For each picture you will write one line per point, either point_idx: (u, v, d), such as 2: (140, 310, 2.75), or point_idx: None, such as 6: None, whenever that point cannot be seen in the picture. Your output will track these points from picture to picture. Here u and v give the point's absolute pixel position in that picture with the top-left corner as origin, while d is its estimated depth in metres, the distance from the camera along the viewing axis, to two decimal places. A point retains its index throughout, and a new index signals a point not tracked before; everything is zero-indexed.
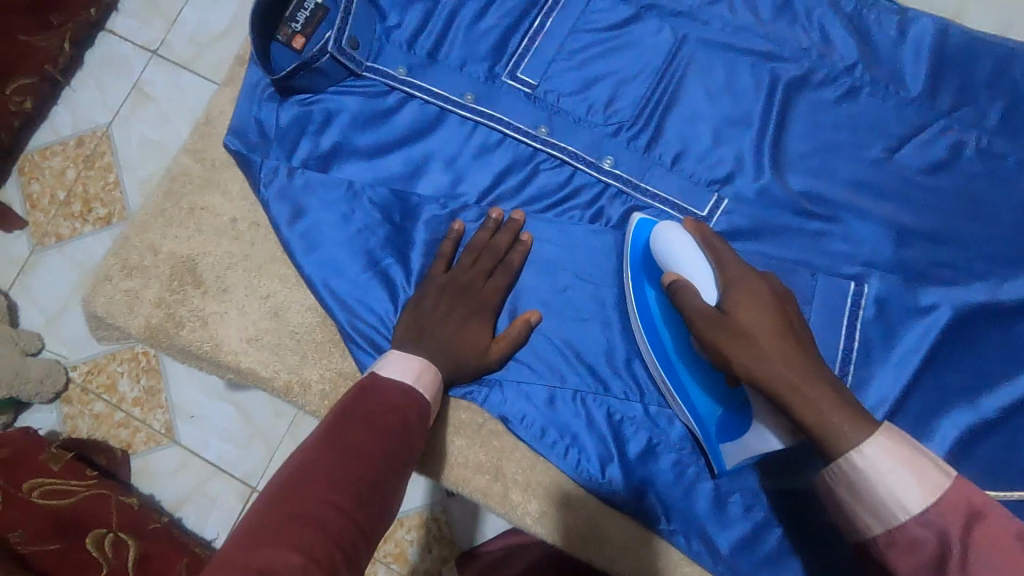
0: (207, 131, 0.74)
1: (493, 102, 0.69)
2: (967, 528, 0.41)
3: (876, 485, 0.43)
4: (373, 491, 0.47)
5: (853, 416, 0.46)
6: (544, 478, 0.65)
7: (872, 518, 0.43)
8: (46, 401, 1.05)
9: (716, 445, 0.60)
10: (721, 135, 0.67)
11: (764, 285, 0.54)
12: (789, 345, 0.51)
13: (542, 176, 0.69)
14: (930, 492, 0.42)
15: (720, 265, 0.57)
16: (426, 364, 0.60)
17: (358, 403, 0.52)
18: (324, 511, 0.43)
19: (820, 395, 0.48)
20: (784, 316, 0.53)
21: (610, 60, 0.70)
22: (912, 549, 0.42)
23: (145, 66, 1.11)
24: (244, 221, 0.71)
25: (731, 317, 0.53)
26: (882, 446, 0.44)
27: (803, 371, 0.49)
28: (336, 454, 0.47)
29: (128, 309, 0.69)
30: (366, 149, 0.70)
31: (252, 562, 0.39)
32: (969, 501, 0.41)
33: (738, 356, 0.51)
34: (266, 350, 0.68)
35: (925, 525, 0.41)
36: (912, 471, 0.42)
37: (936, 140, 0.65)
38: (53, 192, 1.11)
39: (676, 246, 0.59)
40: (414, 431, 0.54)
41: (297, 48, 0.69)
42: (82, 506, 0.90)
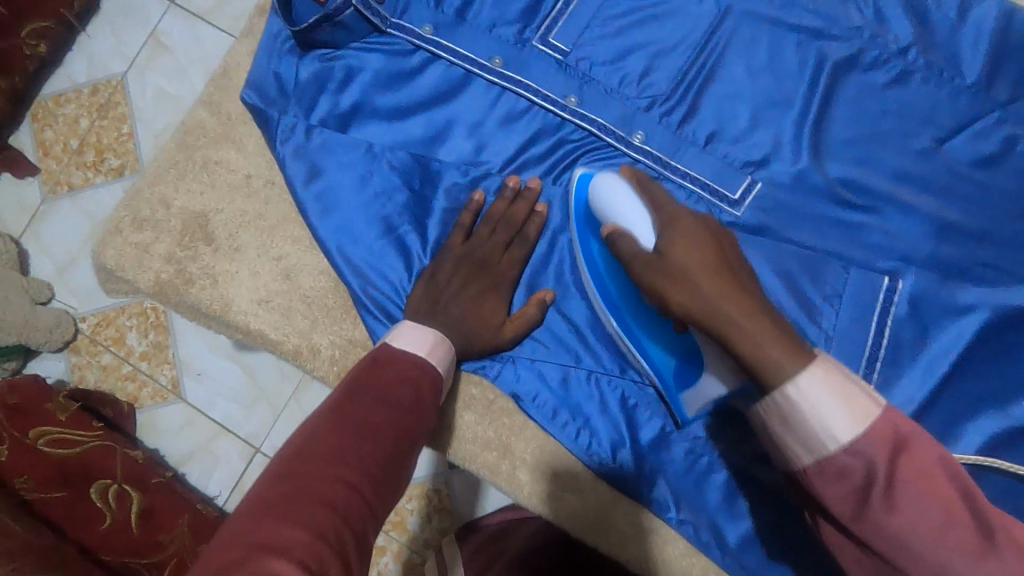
0: (223, 83, 0.71)
1: (522, 66, 0.65)
2: (892, 455, 0.39)
3: (809, 417, 0.40)
4: (384, 469, 0.45)
5: (791, 350, 0.42)
6: (553, 460, 0.64)
7: (802, 449, 0.41)
8: (54, 350, 1.05)
9: (675, 395, 0.59)
10: (760, 115, 0.64)
11: (700, 224, 0.51)
12: (726, 281, 0.47)
13: (568, 148, 0.66)
14: (861, 421, 0.40)
15: (656, 205, 0.53)
16: (440, 337, 0.58)
17: (369, 378, 0.51)
18: (333, 489, 0.42)
19: (756, 329, 0.44)
20: (721, 251, 0.49)
21: (648, 29, 0.66)
22: (840, 480, 0.40)
23: (163, 16, 1.09)
24: (259, 178, 0.68)
25: (668, 259, 0.50)
26: (817, 378, 0.41)
27: (742, 307, 0.45)
28: (347, 428, 0.46)
29: (138, 263, 0.67)
30: (388, 110, 0.67)
31: (260, 537, 0.38)
32: (896, 427, 0.40)
33: (675, 299, 0.48)
34: (276, 313, 0.66)
35: (855, 454, 0.39)
36: (845, 402, 0.40)
37: (987, 133, 0.61)
38: (66, 139, 1.09)
39: (613, 192, 0.57)
40: (426, 409, 0.52)
41: (320, 1, 0.64)
42: (88, 458, 0.90)
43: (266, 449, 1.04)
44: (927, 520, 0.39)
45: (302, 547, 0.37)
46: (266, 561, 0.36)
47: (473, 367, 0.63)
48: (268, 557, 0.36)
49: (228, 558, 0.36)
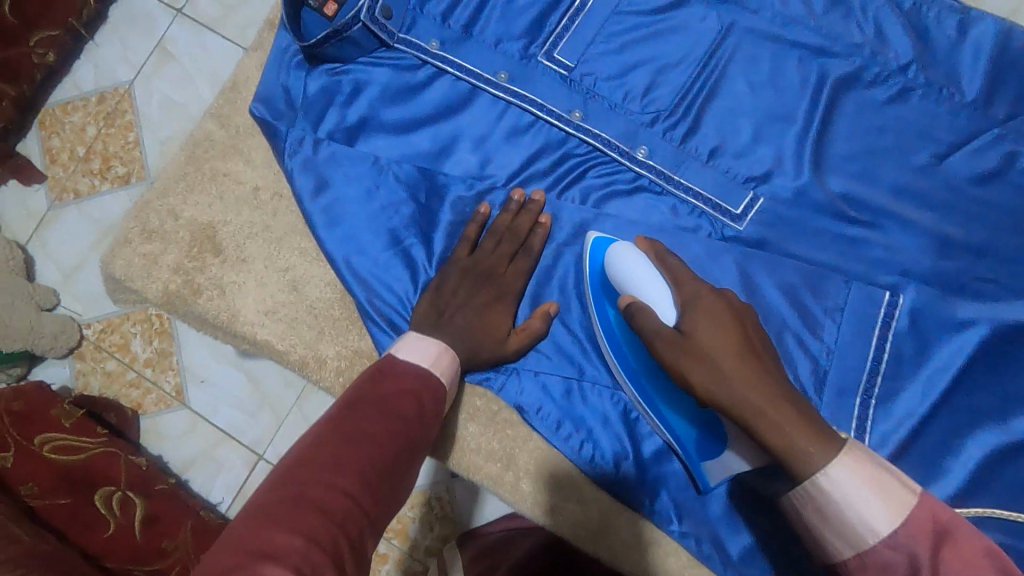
0: (232, 96, 0.72)
1: (527, 82, 0.66)
2: (935, 547, 0.41)
3: (845, 508, 0.42)
4: (382, 478, 0.46)
5: (816, 435, 0.45)
6: (557, 471, 0.64)
7: (841, 542, 0.43)
8: (59, 356, 1.06)
9: (697, 462, 0.59)
10: (762, 130, 0.65)
11: (725, 304, 0.52)
12: (751, 367, 0.49)
13: (573, 162, 0.67)
14: (898, 513, 0.41)
15: (677, 282, 0.55)
16: (444, 349, 0.58)
17: (370, 388, 0.51)
18: (330, 495, 0.42)
19: (780, 416, 0.46)
20: (744, 334, 0.51)
21: (652, 45, 0.67)
22: (883, 571, 0.42)
23: (170, 25, 1.11)
24: (266, 190, 0.69)
25: (693, 339, 0.51)
26: (848, 467, 0.43)
27: (768, 397, 0.47)
28: (346, 436, 0.46)
29: (146, 273, 0.68)
30: (394, 124, 0.68)
31: (255, 542, 0.38)
32: (936, 518, 0.41)
33: (698, 381, 0.49)
34: (282, 324, 0.67)
35: (895, 547, 0.41)
36: (879, 492, 0.42)
37: (986, 150, 0.62)
38: (73, 147, 1.11)
39: (633, 266, 0.58)
40: (427, 420, 0.52)
41: (329, 16, 0.67)
42: (91, 466, 0.91)
43: (269, 456, 1.05)
44: None
45: (295, 553, 0.38)
46: (258, 568, 0.36)
47: (477, 378, 0.64)
48: (261, 561, 0.37)
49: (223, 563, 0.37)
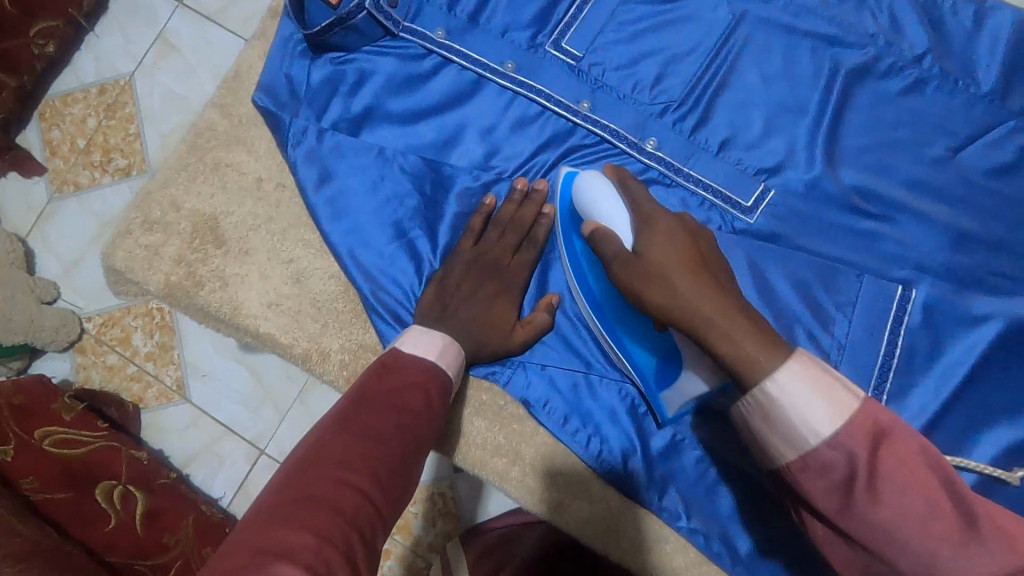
0: (235, 86, 0.71)
1: (534, 71, 0.65)
2: (874, 448, 0.40)
3: (790, 413, 0.41)
4: (393, 473, 0.45)
5: (767, 345, 0.43)
6: (563, 466, 0.63)
7: (785, 445, 0.41)
8: (59, 350, 1.05)
9: (656, 394, 0.59)
10: (774, 122, 0.64)
11: (678, 225, 0.52)
12: (702, 279, 0.48)
13: (580, 154, 0.66)
14: (839, 414, 0.40)
15: (637, 204, 0.53)
16: (450, 341, 0.57)
17: (376, 382, 0.50)
18: (342, 493, 0.42)
19: (730, 325, 0.45)
20: (697, 252, 0.50)
21: (661, 35, 0.66)
22: (821, 473, 0.41)
23: (172, 16, 1.11)
24: (270, 181, 0.68)
25: (646, 259, 0.50)
26: (795, 371, 0.41)
27: (718, 305, 0.46)
28: (355, 432, 0.46)
29: (148, 265, 0.67)
30: (400, 113, 0.67)
31: (267, 543, 0.38)
32: (877, 420, 0.41)
33: (653, 299, 0.48)
34: (285, 317, 0.66)
35: (836, 447, 0.40)
36: (823, 395, 0.41)
37: (1003, 142, 0.61)
38: (73, 139, 1.10)
39: (597, 192, 0.56)
40: (436, 413, 0.51)
41: (333, 4, 0.62)
42: (92, 460, 0.91)
43: (271, 451, 1.05)
44: (910, 510, 0.39)
45: (309, 552, 0.37)
46: (273, 568, 0.36)
47: (483, 372, 0.63)
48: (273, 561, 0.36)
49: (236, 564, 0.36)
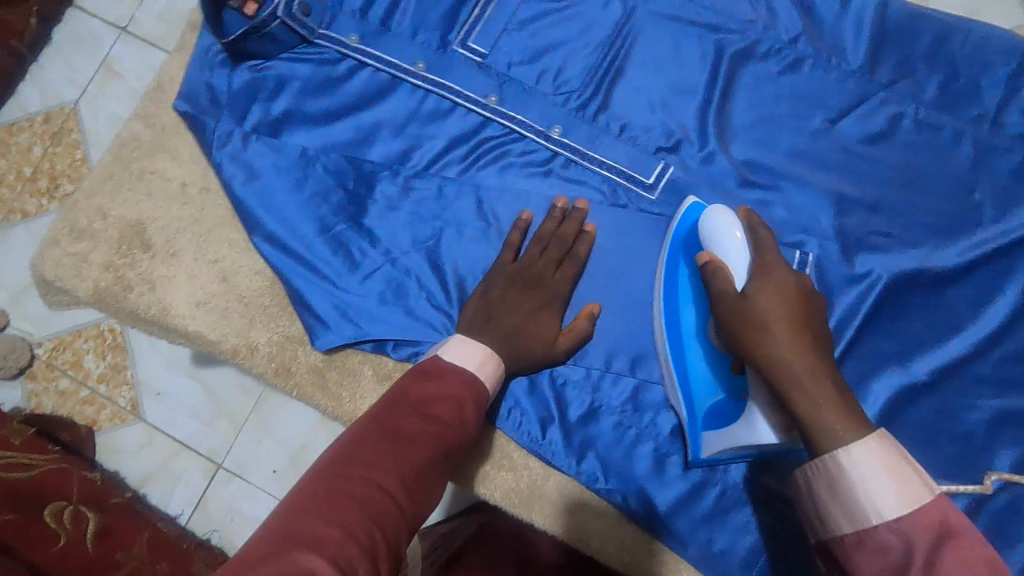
0: (158, 98, 0.73)
1: (444, 71, 0.70)
2: (938, 543, 0.39)
3: (854, 487, 0.41)
4: (418, 479, 0.47)
5: (850, 417, 0.44)
6: (487, 439, 0.65)
7: (844, 518, 0.42)
8: (9, 377, 1.14)
9: (699, 433, 0.60)
10: (668, 105, 0.68)
11: (795, 280, 0.52)
12: (805, 340, 0.49)
13: (494, 144, 0.69)
14: (909, 501, 0.40)
15: (758, 255, 0.55)
16: (490, 352, 0.58)
17: (412, 391, 0.52)
18: (372, 491, 0.44)
19: (821, 388, 0.46)
20: (808, 313, 0.51)
21: (560, 30, 0.70)
22: (876, 555, 0.40)
23: (114, 42, 1.19)
24: (194, 185, 0.70)
25: (753, 305, 0.51)
26: (868, 448, 0.42)
27: (811, 368, 0.47)
28: (388, 436, 0.48)
29: (77, 273, 0.69)
30: (318, 115, 0.70)
31: (294, 531, 0.39)
32: (947, 519, 0.40)
33: (745, 342, 0.51)
34: (214, 314, 0.68)
35: (895, 531, 0.40)
36: (898, 481, 0.41)
37: (874, 113, 0.66)
38: (19, 168, 1.19)
39: (723, 229, 0.58)
40: (468, 426, 0.53)
41: (249, 15, 0.67)
42: (43, 482, 0.98)
43: (228, 464, 1.14)
44: None
45: (332, 543, 0.39)
46: (297, 554, 0.38)
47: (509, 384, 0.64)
48: (301, 549, 0.38)
49: (262, 548, 0.38)
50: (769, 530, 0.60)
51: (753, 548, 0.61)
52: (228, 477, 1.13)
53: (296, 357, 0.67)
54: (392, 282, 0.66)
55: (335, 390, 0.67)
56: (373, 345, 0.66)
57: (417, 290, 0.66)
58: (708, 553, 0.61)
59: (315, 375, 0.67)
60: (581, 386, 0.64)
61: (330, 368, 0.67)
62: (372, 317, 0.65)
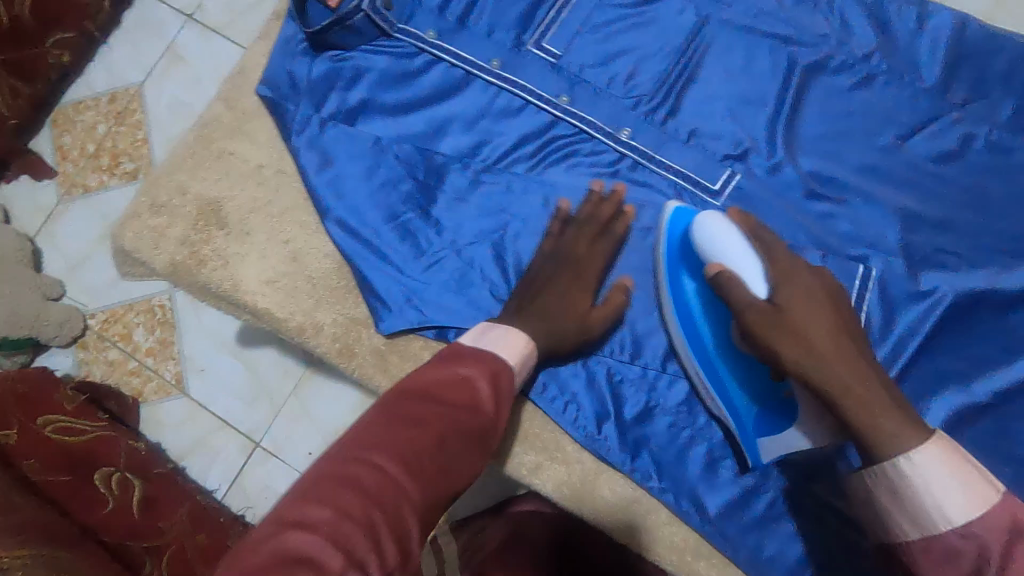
0: (239, 81, 0.75)
1: (517, 69, 0.71)
2: (1010, 544, 0.41)
3: (920, 496, 0.44)
4: (424, 460, 0.45)
5: (910, 421, 0.46)
6: (542, 432, 0.65)
7: (910, 525, 0.44)
8: (62, 345, 1.19)
9: (753, 441, 0.60)
10: (737, 113, 0.69)
11: (818, 281, 0.54)
12: (844, 344, 0.51)
13: (562, 143, 0.71)
14: (974, 505, 0.42)
15: (770, 258, 0.56)
16: (515, 333, 0.57)
17: (423, 373, 0.51)
18: (370, 473, 0.43)
19: (873, 395, 0.48)
20: (839, 315, 0.53)
21: (634, 35, 0.71)
22: (946, 558, 0.43)
23: (180, 29, 1.25)
24: (270, 167, 0.72)
25: (786, 313, 0.53)
26: (936, 455, 0.44)
27: (857, 374, 0.49)
28: (394, 419, 0.47)
29: (154, 245, 0.72)
30: (393, 106, 0.72)
31: (292, 511, 0.41)
32: (1015, 518, 0.42)
33: (785, 348, 0.52)
34: (282, 293, 0.70)
35: (965, 538, 0.42)
36: (962, 484, 0.43)
37: (945, 132, 0.66)
38: (83, 145, 1.25)
39: (720, 235, 0.58)
40: (484, 406, 0.50)
41: (332, 6, 0.70)
42: (93, 446, 0.98)
43: (265, 444, 1.16)
44: None
45: (324, 527, 0.40)
46: (289, 538, 0.39)
47: (551, 374, 0.65)
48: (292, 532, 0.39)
49: (263, 531, 0.40)
50: (818, 542, 0.61)
51: (803, 558, 0.61)
52: (265, 457, 1.15)
53: (359, 339, 0.69)
54: (457, 272, 0.68)
55: (395, 374, 0.68)
56: (435, 332, 0.67)
57: (480, 281, 0.68)
58: (758, 559, 0.61)
59: (376, 358, 0.68)
60: (639, 385, 0.65)
61: (392, 352, 0.68)
62: (437, 304, 0.67)
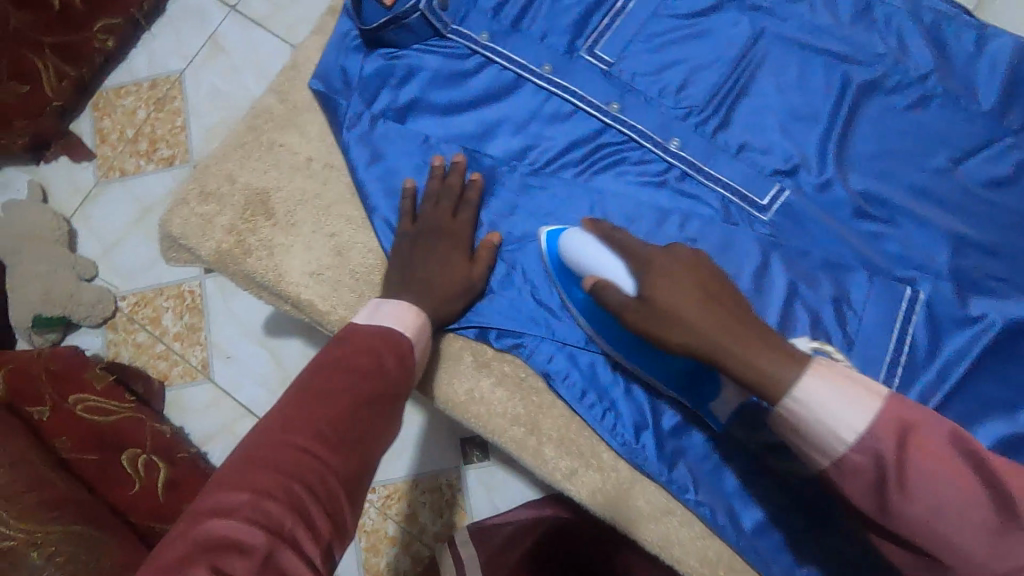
0: (292, 75, 0.76)
1: (568, 75, 0.72)
2: (902, 445, 0.43)
3: (816, 427, 0.44)
4: (339, 432, 0.49)
5: (785, 356, 0.47)
6: (579, 438, 0.65)
7: (818, 453, 0.45)
8: (92, 325, 1.20)
9: (706, 408, 0.61)
10: (788, 129, 0.69)
11: (676, 258, 0.55)
12: (699, 306, 0.51)
13: (610, 151, 0.71)
14: (865, 420, 0.44)
15: (628, 255, 0.58)
16: (408, 306, 0.61)
17: (332, 353, 0.55)
18: (290, 452, 0.47)
19: (749, 350, 0.48)
20: (698, 275, 0.53)
21: (687, 47, 0.71)
22: (858, 477, 0.45)
23: (223, 21, 1.27)
24: (319, 160, 0.73)
25: (650, 300, 0.53)
26: (817, 380, 0.45)
27: (720, 329, 0.49)
28: (309, 398, 0.51)
29: (201, 232, 0.72)
30: (443, 106, 0.73)
31: (215, 499, 0.44)
32: (900, 417, 0.44)
33: (668, 338, 0.51)
34: (325, 286, 0.70)
35: (862, 451, 0.44)
36: (850, 402, 0.44)
37: (1000, 157, 0.66)
38: (123, 129, 1.26)
39: (583, 246, 0.61)
40: (390, 375, 0.55)
41: (388, 6, 0.71)
42: (120, 427, 0.99)
43: None
44: (945, 502, 0.43)
45: (246, 508, 0.43)
46: (209, 524, 0.42)
47: (589, 380, 0.65)
48: (215, 519, 0.42)
49: (185, 522, 0.43)
50: (852, 563, 0.59)
51: None
52: None
53: None
54: (500, 274, 0.68)
55: (432, 372, 0.68)
56: (476, 332, 0.67)
57: (522, 284, 0.68)
58: None
59: None
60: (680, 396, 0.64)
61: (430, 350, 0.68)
62: (480, 305, 0.67)
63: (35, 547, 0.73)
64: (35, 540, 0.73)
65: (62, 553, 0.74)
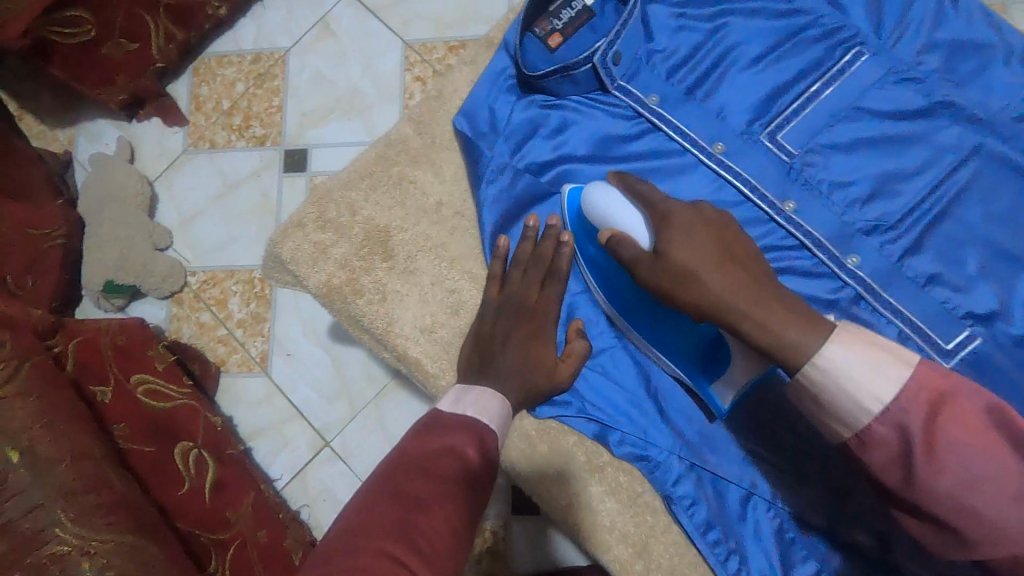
0: (434, 107, 0.72)
1: (740, 158, 0.63)
2: (930, 413, 0.40)
3: (837, 395, 0.41)
4: (434, 543, 0.42)
5: (806, 325, 0.44)
6: (691, 573, 0.59)
7: (839, 424, 0.42)
8: (160, 297, 1.10)
9: (707, 386, 0.57)
10: (990, 267, 0.60)
11: (695, 214, 0.52)
12: (730, 272, 0.48)
13: (775, 254, 0.63)
14: (888, 387, 0.40)
15: (648, 206, 0.54)
16: (487, 391, 0.55)
17: (414, 449, 0.48)
18: (383, 561, 0.39)
19: (767, 314, 0.46)
20: (724, 245, 0.50)
21: (883, 151, 0.63)
22: (881, 448, 0.41)
23: (338, 2, 1.16)
24: (449, 206, 0.68)
25: (668, 258, 0.50)
26: (843, 346, 0.42)
27: (741, 293, 0.47)
28: (396, 503, 0.43)
29: (313, 261, 0.67)
30: (594, 169, 0.66)
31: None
32: (931, 385, 0.40)
33: (681, 297, 0.49)
34: (437, 346, 0.65)
35: (885, 421, 0.40)
36: (870, 365, 0.41)
37: None
38: (218, 100, 1.17)
39: (600, 198, 0.57)
40: (479, 474, 0.48)
41: (551, 47, 0.66)
42: (176, 415, 0.92)
43: (335, 445, 1.06)
44: (979, 475, 0.39)
45: None
46: None
47: (716, 513, 0.59)
48: None
49: None
50: None
51: None
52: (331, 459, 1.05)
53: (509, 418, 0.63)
54: (629, 369, 0.62)
55: (540, 465, 0.62)
56: (596, 430, 0.61)
57: (653, 386, 0.61)
58: None
59: (524, 442, 0.63)
60: (816, 551, 0.58)
61: (541, 440, 0.63)
62: (607, 399, 0.61)
63: (88, 557, 0.60)
64: (89, 549, 0.61)
65: (116, 567, 0.61)
